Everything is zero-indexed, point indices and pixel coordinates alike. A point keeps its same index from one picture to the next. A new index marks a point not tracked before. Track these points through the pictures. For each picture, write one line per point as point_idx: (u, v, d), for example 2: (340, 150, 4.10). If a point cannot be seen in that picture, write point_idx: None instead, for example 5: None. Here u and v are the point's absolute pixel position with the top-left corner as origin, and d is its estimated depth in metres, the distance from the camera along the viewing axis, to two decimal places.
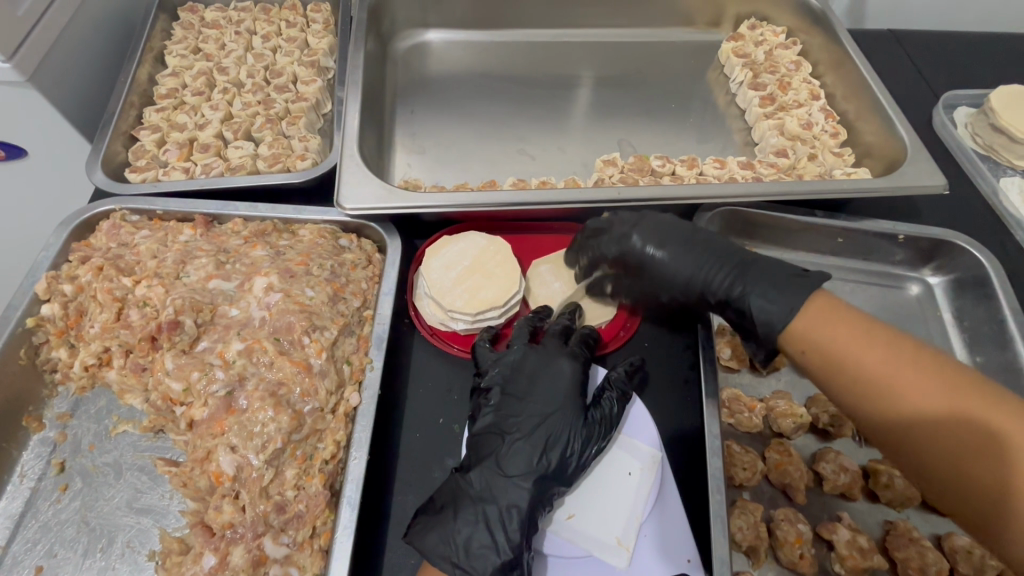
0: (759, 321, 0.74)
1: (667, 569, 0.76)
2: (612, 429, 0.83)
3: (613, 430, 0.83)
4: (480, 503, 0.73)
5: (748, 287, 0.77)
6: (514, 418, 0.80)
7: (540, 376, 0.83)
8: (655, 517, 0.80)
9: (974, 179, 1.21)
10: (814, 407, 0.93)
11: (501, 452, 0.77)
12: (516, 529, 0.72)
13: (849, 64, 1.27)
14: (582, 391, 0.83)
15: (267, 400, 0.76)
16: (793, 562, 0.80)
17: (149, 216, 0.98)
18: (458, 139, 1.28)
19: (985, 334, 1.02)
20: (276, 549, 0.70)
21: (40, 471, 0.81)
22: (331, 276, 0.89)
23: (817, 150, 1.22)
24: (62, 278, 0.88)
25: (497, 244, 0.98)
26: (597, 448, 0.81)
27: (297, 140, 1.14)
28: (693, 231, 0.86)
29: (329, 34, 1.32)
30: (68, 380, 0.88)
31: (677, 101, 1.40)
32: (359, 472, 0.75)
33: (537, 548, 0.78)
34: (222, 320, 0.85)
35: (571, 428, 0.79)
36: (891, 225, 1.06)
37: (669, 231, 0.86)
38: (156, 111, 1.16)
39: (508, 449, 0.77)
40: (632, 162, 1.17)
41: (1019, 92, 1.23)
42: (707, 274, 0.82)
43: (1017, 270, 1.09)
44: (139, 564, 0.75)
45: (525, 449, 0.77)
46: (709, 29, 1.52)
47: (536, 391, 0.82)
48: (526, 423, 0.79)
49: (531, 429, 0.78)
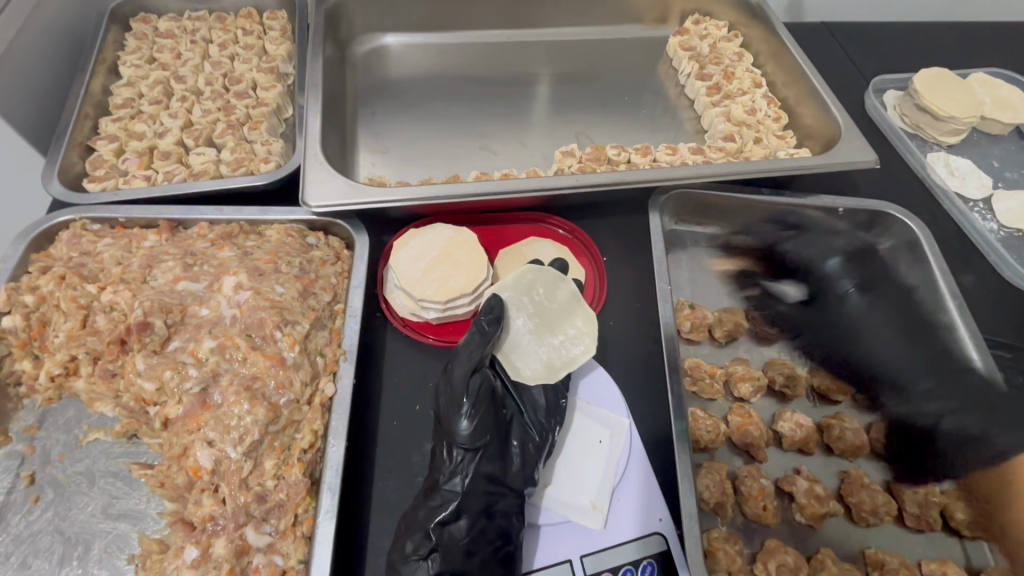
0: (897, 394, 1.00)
1: (641, 528, 0.81)
2: (486, 403, 0.80)
3: (485, 402, 0.80)
4: (457, 484, 0.77)
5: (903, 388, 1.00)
6: (438, 464, 0.79)
7: (454, 407, 0.78)
8: (620, 480, 0.84)
9: (905, 155, 1.30)
10: (769, 371, 1.00)
11: (443, 490, 0.76)
12: (499, 512, 0.77)
13: (786, 53, 1.36)
14: (453, 400, 0.79)
15: (242, 394, 0.77)
16: (758, 514, 0.85)
17: (111, 225, 0.97)
18: (420, 138, 1.31)
19: (920, 294, 1.10)
20: (259, 538, 0.72)
21: (9, 485, 0.80)
22: (300, 273, 0.91)
23: (761, 134, 1.29)
24: (22, 289, 0.87)
25: (462, 234, 1.01)
26: (489, 437, 0.79)
27: (260, 144, 1.15)
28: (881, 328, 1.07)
29: (287, 40, 1.33)
30: (33, 393, 0.86)
31: (630, 94, 1.46)
32: (338, 458, 0.77)
33: (531, 524, 0.81)
34: (193, 320, 0.86)
35: (458, 440, 0.78)
36: (833, 199, 1.12)
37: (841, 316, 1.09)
38: (112, 121, 1.15)
39: (446, 487, 0.77)
40: (589, 152, 1.22)
41: (939, 75, 1.34)
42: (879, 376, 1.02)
43: (946, 235, 1.18)
44: (118, 569, 0.75)
45: (483, 418, 0.79)
46: (657, 25, 1.59)
47: (446, 418, 0.79)
48: (443, 464, 0.78)
49: (446, 468, 0.78)
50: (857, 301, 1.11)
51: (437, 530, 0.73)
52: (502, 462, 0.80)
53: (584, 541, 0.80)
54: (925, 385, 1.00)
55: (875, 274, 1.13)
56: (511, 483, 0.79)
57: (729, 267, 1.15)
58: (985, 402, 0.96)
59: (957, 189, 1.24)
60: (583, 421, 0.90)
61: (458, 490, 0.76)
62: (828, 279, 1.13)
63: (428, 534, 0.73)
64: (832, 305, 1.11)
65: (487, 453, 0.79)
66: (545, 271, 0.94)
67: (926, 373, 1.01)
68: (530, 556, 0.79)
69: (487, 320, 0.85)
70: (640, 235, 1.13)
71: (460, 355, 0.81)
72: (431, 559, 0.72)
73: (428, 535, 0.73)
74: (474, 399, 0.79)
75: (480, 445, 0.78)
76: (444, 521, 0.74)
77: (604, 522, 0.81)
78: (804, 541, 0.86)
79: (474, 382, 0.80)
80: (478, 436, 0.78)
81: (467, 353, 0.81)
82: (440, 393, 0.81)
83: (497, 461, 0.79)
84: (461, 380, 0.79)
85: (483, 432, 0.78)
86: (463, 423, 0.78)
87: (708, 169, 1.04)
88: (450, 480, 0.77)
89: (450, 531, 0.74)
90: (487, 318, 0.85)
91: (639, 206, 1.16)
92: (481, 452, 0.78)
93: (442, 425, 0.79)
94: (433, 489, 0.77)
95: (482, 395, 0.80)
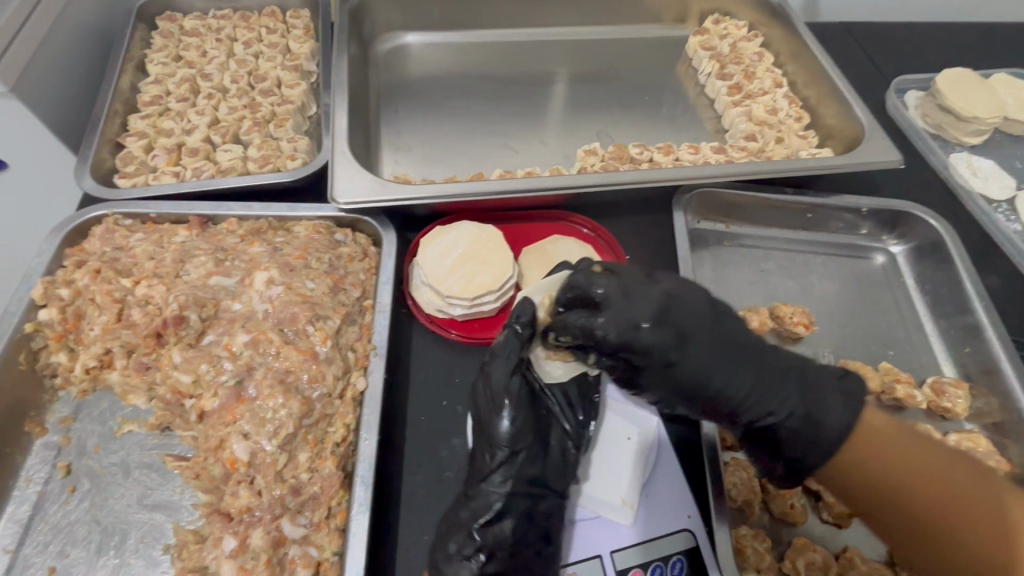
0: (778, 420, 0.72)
1: (675, 528, 0.81)
2: (526, 406, 0.81)
3: (525, 406, 0.81)
4: (497, 484, 0.77)
5: (784, 412, 0.71)
6: (477, 461, 0.80)
7: (497, 409, 0.79)
8: (654, 479, 0.85)
9: (927, 155, 1.30)
10: None
11: (483, 490, 0.77)
12: (541, 517, 0.77)
13: (808, 53, 1.35)
14: (495, 402, 0.80)
15: (276, 387, 0.78)
16: (785, 512, 0.85)
17: (142, 220, 0.98)
18: (442, 136, 1.31)
19: (944, 295, 1.10)
20: (294, 530, 0.72)
21: (46, 475, 0.81)
22: (330, 269, 0.92)
23: (783, 133, 1.29)
24: (58, 283, 0.88)
25: (488, 231, 1.02)
26: (532, 438, 0.80)
27: (286, 141, 1.16)
28: (709, 321, 0.75)
29: (311, 39, 1.35)
30: (68, 385, 0.88)
31: (650, 93, 1.46)
32: (370, 452, 0.77)
33: (571, 525, 0.82)
34: (226, 314, 0.87)
35: (499, 441, 0.78)
36: (855, 200, 1.14)
37: (706, 322, 0.75)
38: (141, 118, 1.16)
39: (487, 485, 0.77)
40: (612, 151, 1.23)
41: (961, 75, 1.34)
42: (750, 397, 0.73)
43: (970, 236, 1.18)
44: (154, 559, 0.76)
45: (523, 421, 0.80)
46: (676, 25, 1.60)
47: (489, 420, 0.80)
48: (481, 463, 0.79)
49: (485, 465, 0.79)
50: (643, 343, 0.72)
51: (481, 531, 0.74)
52: (543, 462, 0.80)
53: (619, 539, 0.80)
54: (740, 402, 0.73)
55: (676, 321, 0.74)
56: (552, 484, 0.80)
57: (752, 266, 1.15)
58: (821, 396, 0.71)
59: (980, 190, 1.23)
60: (613, 419, 0.90)
61: (503, 491, 0.77)
62: (594, 333, 0.73)
63: (472, 534, 0.74)
64: (858, 310, 1.11)
65: (529, 454, 0.80)
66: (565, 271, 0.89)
67: (729, 373, 0.73)
68: (568, 555, 0.80)
69: (522, 322, 0.81)
70: (663, 234, 1.13)
71: (500, 354, 0.81)
72: (474, 560, 0.73)
73: (471, 536, 0.74)
74: (515, 400, 0.80)
75: (521, 447, 0.79)
76: (490, 522, 0.75)
77: (637, 521, 0.82)
78: (833, 542, 0.86)
79: (514, 381, 0.81)
80: (520, 437, 0.79)
81: (505, 355, 0.81)
82: (478, 395, 0.82)
83: (539, 461, 0.80)
84: (502, 380, 0.80)
85: (523, 433, 0.79)
86: (503, 423, 0.79)
87: (732, 168, 1.04)
88: (491, 481, 0.78)
89: (494, 531, 0.75)
90: (521, 321, 0.81)
91: (662, 205, 1.16)
92: (525, 452, 0.79)
93: (484, 424, 0.80)
94: (472, 489, 0.78)
95: (522, 394, 0.81)
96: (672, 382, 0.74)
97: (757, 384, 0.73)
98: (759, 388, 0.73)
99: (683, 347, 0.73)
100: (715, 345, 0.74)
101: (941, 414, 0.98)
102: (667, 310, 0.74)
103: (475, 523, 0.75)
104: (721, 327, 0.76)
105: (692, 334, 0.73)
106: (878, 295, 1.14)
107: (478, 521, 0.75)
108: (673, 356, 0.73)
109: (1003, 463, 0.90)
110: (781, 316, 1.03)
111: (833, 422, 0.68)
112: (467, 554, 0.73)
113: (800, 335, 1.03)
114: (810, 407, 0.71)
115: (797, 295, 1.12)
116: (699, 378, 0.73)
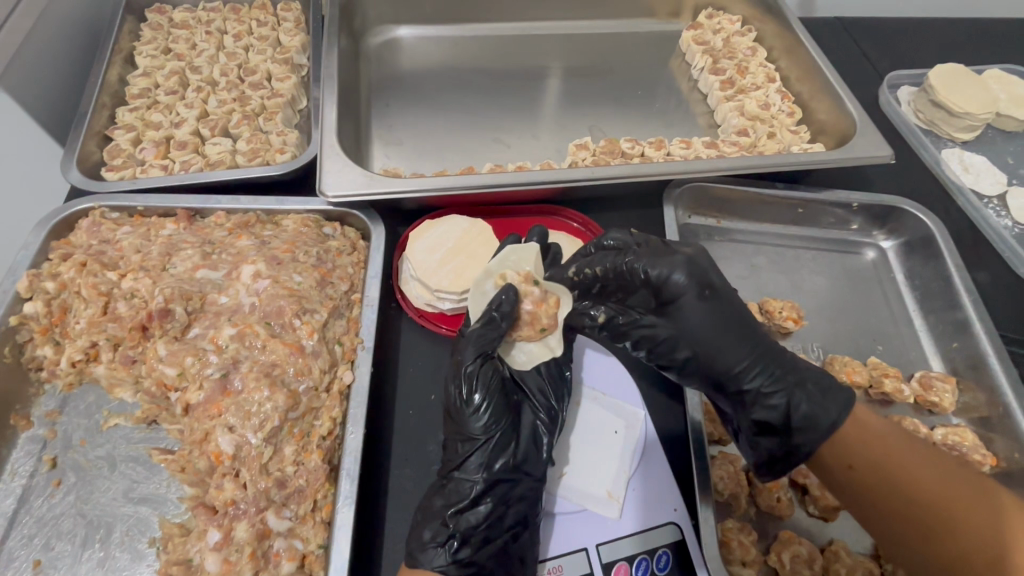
0: (777, 407, 0.79)
1: (652, 516, 0.82)
2: (498, 394, 0.81)
3: (498, 393, 0.81)
4: (469, 472, 0.78)
5: (789, 401, 0.78)
6: (451, 449, 0.81)
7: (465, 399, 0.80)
8: (636, 464, 0.85)
9: (918, 150, 1.30)
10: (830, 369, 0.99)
11: (454, 476, 0.78)
12: (514, 506, 0.77)
13: (801, 48, 1.35)
14: (462, 389, 0.80)
15: (262, 380, 0.77)
16: (771, 506, 0.85)
17: (130, 214, 0.98)
18: (433, 131, 1.31)
19: (934, 289, 1.10)
20: (279, 522, 0.72)
21: (32, 469, 0.81)
22: (318, 262, 0.91)
23: (775, 128, 1.29)
24: (44, 276, 0.88)
25: (477, 226, 1.02)
26: (503, 425, 0.81)
27: (275, 135, 1.16)
28: (735, 305, 0.83)
29: (301, 32, 1.34)
30: (54, 378, 0.87)
31: (643, 87, 1.46)
32: (356, 446, 0.77)
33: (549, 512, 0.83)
34: (212, 308, 0.87)
35: (469, 428, 0.79)
36: (846, 195, 1.14)
37: (729, 309, 0.83)
38: (129, 111, 1.16)
39: (461, 472, 0.78)
40: (603, 145, 1.23)
41: (954, 71, 1.34)
42: (750, 377, 0.81)
43: (961, 232, 1.18)
44: (140, 552, 0.75)
45: (495, 408, 0.80)
46: (670, 19, 1.59)
47: (459, 409, 0.80)
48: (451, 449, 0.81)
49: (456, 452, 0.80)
50: (674, 288, 0.81)
51: (455, 518, 0.75)
52: (517, 448, 0.80)
53: (605, 529, 0.80)
54: (745, 376, 0.81)
55: (713, 284, 0.82)
56: (526, 470, 0.80)
57: (743, 261, 1.15)
58: (822, 392, 0.78)
59: (971, 186, 1.23)
60: (594, 409, 0.91)
61: (476, 478, 0.77)
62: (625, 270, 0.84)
63: (445, 522, 0.74)
64: (848, 304, 1.11)
65: (501, 439, 0.80)
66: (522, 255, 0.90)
67: (736, 348, 0.81)
68: (548, 544, 0.80)
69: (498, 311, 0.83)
70: (653, 229, 1.14)
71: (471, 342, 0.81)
72: (448, 547, 0.73)
73: (446, 523, 0.74)
74: (485, 387, 0.80)
75: (494, 434, 0.79)
76: (464, 508, 0.75)
77: (622, 509, 0.82)
78: (818, 535, 0.86)
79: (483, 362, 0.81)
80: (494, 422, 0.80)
81: (475, 344, 0.81)
82: (453, 383, 0.81)
83: (512, 447, 0.80)
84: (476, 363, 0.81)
85: (496, 420, 0.80)
86: (475, 413, 0.79)
87: (722, 162, 1.04)
88: (465, 470, 0.78)
89: (467, 518, 0.75)
90: (500, 310, 0.83)
91: (653, 200, 1.16)
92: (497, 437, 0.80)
93: (458, 411, 0.80)
94: (447, 477, 0.79)
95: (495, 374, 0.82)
96: (681, 347, 0.83)
97: (761, 367, 0.80)
98: (759, 373, 0.80)
99: (698, 313, 0.82)
100: (729, 323, 0.82)
101: (928, 408, 0.98)
102: (707, 284, 0.83)
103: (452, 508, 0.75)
104: (747, 315, 0.84)
105: (714, 311, 0.82)
106: (867, 290, 1.14)
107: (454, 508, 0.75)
108: (684, 329, 0.82)
109: (989, 457, 0.90)
110: (771, 311, 1.03)
111: (826, 418, 0.75)
112: (436, 540, 0.73)
113: (789, 330, 1.03)
114: (809, 407, 0.77)
115: (788, 290, 1.12)
116: (709, 349, 0.82)
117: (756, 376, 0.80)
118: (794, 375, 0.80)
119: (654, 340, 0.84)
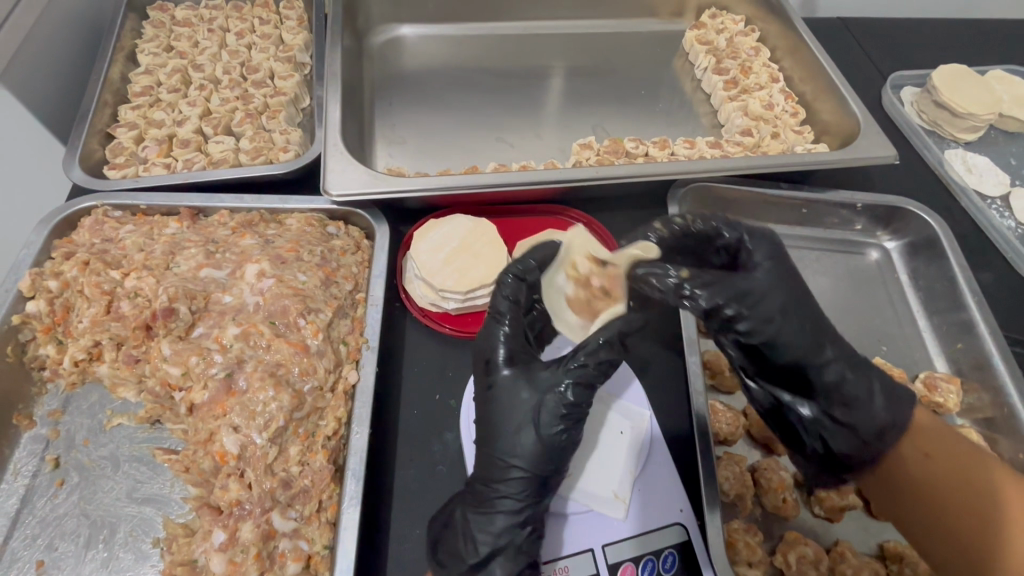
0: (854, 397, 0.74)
1: (659, 518, 0.81)
2: (515, 391, 0.76)
3: (515, 389, 0.76)
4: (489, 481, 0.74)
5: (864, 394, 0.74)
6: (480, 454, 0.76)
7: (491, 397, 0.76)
8: (645, 470, 0.85)
9: (922, 151, 1.30)
10: None
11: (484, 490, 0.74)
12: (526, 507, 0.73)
13: (804, 48, 1.35)
14: (490, 388, 0.77)
15: (267, 380, 0.77)
16: (777, 506, 0.85)
17: (132, 212, 0.97)
18: (436, 130, 1.30)
19: (938, 290, 1.10)
20: (284, 523, 0.72)
21: (34, 469, 0.80)
22: (322, 261, 0.91)
23: (779, 129, 1.29)
24: (47, 275, 0.87)
25: (482, 226, 1.01)
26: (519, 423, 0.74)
27: (278, 133, 1.15)
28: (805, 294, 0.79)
29: (304, 30, 1.33)
30: (57, 377, 0.87)
31: (646, 87, 1.46)
32: (362, 445, 0.77)
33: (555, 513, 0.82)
34: (216, 307, 0.86)
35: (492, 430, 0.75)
36: (850, 195, 1.14)
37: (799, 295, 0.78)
38: (131, 109, 1.15)
39: (489, 481, 0.74)
40: (607, 145, 1.23)
41: (957, 72, 1.34)
42: (827, 362, 0.75)
43: (964, 233, 1.18)
44: (144, 552, 0.75)
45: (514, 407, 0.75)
46: (673, 19, 1.59)
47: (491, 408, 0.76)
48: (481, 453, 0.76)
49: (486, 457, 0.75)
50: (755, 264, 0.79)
51: (484, 528, 0.72)
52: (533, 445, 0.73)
53: (612, 531, 0.80)
54: (822, 361, 0.75)
55: (792, 269, 0.80)
56: (551, 487, 0.75)
57: None
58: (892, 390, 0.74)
59: (975, 187, 1.23)
60: (603, 411, 0.89)
61: (500, 484, 0.73)
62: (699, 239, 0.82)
63: (474, 532, 0.72)
64: (853, 305, 1.11)
65: (529, 444, 0.73)
66: (650, 246, 0.78)
67: (815, 332, 0.76)
68: (554, 547, 0.79)
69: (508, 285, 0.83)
70: None
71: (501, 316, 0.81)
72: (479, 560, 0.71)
73: (478, 536, 0.72)
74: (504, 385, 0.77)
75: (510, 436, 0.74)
76: (495, 523, 0.72)
77: (630, 512, 0.81)
78: (824, 536, 0.86)
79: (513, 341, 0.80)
80: (524, 433, 0.74)
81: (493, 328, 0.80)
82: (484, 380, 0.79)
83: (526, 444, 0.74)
84: (510, 339, 0.79)
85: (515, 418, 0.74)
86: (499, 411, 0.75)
87: (727, 162, 1.04)
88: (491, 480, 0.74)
89: (487, 522, 0.72)
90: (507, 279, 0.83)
91: (657, 199, 1.16)
92: (535, 450, 0.73)
93: (496, 408, 0.76)
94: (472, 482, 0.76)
95: (540, 369, 0.76)
96: (762, 322, 0.74)
97: (834, 356, 0.75)
98: (835, 361, 0.75)
99: (783, 289, 0.76)
100: (806, 309, 0.77)
101: (932, 409, 0.98)
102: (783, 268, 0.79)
103: (483, 522, 0.72)
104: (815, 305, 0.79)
105: (793, 293, 0.77)
106: (871, 291, 1.14)
107: (478, 525, 0.72)
108: (766, 303, 0.74)
109: (993, 458, 0.90)
110: None
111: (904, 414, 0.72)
112: (470, 551, 0.72)
113: None
114: (877, 403, 0.73)
115: None
116: (790, 327, 0.75)
117: (835, 362, 0.75)
118: (862, 371, 0.76)
119: (755, 295, 0.74)
